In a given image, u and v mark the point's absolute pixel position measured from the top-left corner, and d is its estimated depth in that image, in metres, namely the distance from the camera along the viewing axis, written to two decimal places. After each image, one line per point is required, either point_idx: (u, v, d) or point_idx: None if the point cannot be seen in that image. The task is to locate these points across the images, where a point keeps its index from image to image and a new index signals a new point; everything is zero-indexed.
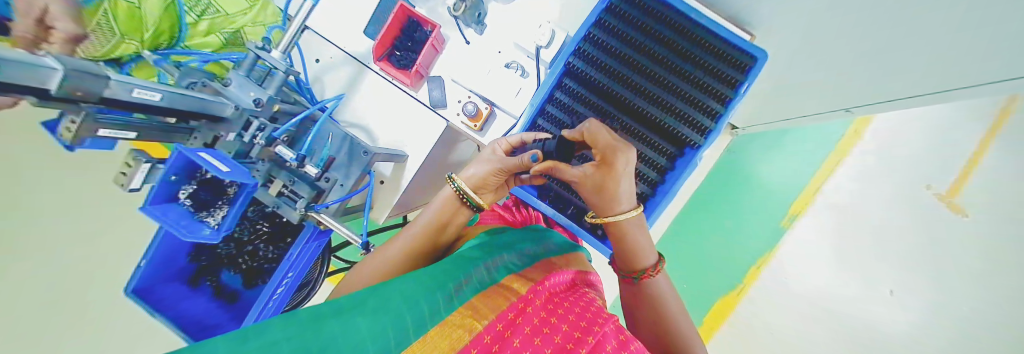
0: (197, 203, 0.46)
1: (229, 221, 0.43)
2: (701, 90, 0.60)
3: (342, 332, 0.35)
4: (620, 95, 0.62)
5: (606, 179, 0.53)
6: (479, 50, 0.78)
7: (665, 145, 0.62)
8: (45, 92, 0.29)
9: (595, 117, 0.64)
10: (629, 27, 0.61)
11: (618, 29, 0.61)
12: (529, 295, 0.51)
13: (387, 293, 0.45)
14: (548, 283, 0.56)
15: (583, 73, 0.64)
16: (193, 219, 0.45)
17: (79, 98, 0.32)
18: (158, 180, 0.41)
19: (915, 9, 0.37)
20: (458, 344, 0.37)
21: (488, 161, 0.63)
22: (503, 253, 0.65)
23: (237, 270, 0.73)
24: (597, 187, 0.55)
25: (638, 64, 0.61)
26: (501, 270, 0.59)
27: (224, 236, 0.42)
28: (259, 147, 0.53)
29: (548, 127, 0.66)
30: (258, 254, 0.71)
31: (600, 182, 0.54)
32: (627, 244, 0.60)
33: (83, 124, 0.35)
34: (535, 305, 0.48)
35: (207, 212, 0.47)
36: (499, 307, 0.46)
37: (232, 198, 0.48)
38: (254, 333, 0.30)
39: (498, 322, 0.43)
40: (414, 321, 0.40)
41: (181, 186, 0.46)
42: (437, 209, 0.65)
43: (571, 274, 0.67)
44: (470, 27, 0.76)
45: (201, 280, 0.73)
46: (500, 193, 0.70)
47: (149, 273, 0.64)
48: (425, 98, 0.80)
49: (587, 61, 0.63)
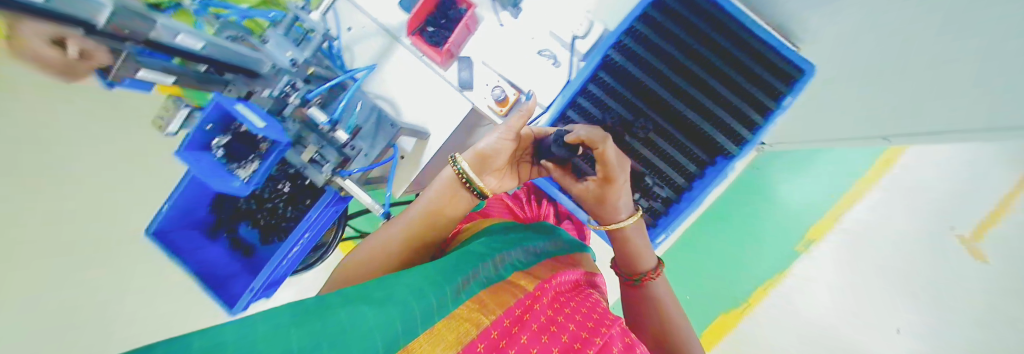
0: (229, 154, 0.46)
1: (258, 175, 0.44)
2: (739, 97, 0.58)
3: (351, 320, 0.34)
4: (657, 95, 0.60)
5: (606, 193, 0.57)
6: (512, 34, 0.76)
7: (696, 151, 0.60)
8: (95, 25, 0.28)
9: (628, 115, 0.62)
10: (676, 25, 0.59)
11: (663, 25, 0.59)
12: (536, 291, 0.50)
13: (394, 284, 0.45)
14: (555, 282, 0.55)
15: (621, 67, 0.62)
16: (225, 170, 0.45)
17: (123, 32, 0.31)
18: (193, 128, 0.42)
19: (970, 56, 0.35)
20: (464, 339, 0.37)
21: (497, 138, 0.61)
22: (510, 248, 0.64)
23: (254, 225, 0.74)
24: (597, 200, 0.59)
25: (679, 63, 0.59)
26: (509, 264, 0.58)
27: (252, 189, 0.43)
28: (293, 107, 0.52)
29: (576, 119, 0.64)
30: (276, 212, 0.72)
31: (599, 195, 0.58)
32: (628, 244, 0.60)
33: (124, 64, 0.34)
34: (542, 303, 0.48)
35: (238, 164, 0.46)
36: (505, 302, 0.45)
37: (263, 153, 0.46)
38: (260, 322, 0.30)
39: (505, 317, 0.42)
40: (421, 313, 0.39)
41: (215, 136, 0.45)
42: (435, 194, 0.63)
43: (578, 273, 0.67)
44: (505, 10, 0.74)
45: (218, 231, 0.75)
46: (504, 181, 0.68)
47: (170, 218, 0.65)
48: (454, 79, 0.79)
49: (627, 56, 0.61)
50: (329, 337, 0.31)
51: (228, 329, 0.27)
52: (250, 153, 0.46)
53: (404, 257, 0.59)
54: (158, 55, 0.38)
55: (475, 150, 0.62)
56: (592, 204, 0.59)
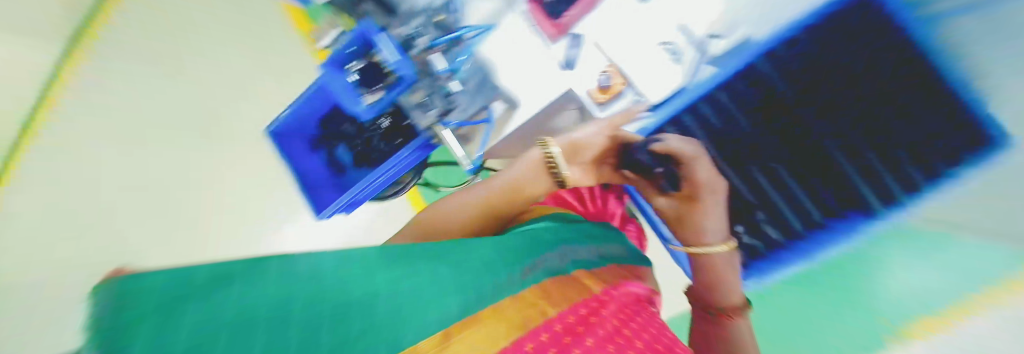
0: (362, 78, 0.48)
1: (379, 105, 0.45)
2: (904, 146, 0.45)
3: (389, 281, 0.32)
4: (798, 119, 0.55)
5: (688, 211, 0.62)
6: (638, 16, 0.68)
7: (826, 196, 0.54)
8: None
9: (752, 129, 0.60)
10: (851, 44, 0.49)
11: (834, 41, 0.51)
12: (602, 297, 0.44)
13: (460, 251, 0.44)
14: (623, 290, 0.49)
15: (764, 80, 0.59)
16: (354, 92, 0.47)
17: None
18: (344, 49, 0.47)
19: None
20: (509, 338, 0.32)
21: (596, 133, 0.63)
22: (576, 244, 0.58)
23: (351, 147, 0.80)
24: (677, 217, 0.63)
25: (841, 90, 0.49)
26: (576, 259, 0.52)
27: (375, 114, 0.46)
28: (419, 49, 0.53)
29: (693, 123, 0.67)
30: (370, 143, 0.79)
31: (683, 212, 0.63)
32: (714, 271, 0.57)
33: None
34: (609, 309, 0.42)
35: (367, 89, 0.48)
36: (569, 301, 0.40)
37: (391, 84, 0.47)
38: (284, 267, 0.26)
39: (567, 317, 0.37)
40: (472, 293, 0.36)
41: (353, 59, 0.48)
42: (521, 170, 0.62)
43: (648, 288, 0.58)
44: None
45: (321, 145, 0.83)
46: (587, 175, 0.65)
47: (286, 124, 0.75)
48: (559, 55, 0.74)
49: (776, 71, 0.57)
50: (365, 288, 0.29)
51: (261, 264, 0.25)
52: (376, 82, 0.48)
53: (475, 222, 0.59)
54: None
55: (571, 140, 0.62)
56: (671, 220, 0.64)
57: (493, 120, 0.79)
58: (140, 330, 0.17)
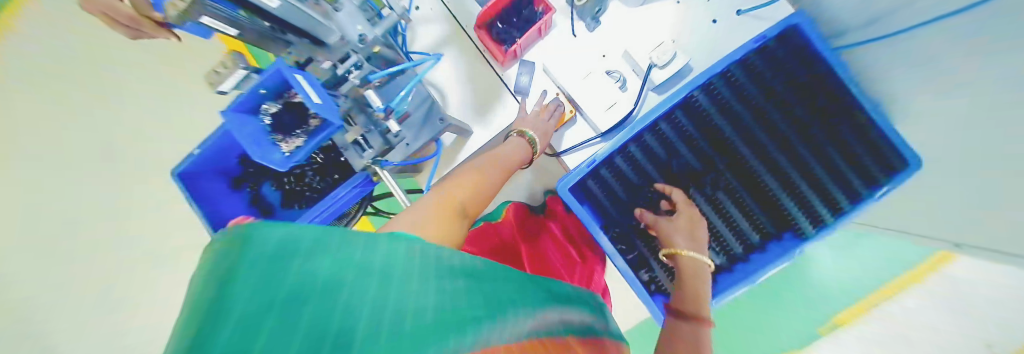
0: (276, 123, 0.44)
1: (300, 156, 0.41)
2: (830, 175, 0.49)
3: (385, 280, 0.25)
4: (736, 149, 0.55)
5: (692, 222, 0.53)
6: (583, 47, 0.71)
7: (763, 221, 0.55)
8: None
9: (695, 163, 0.58)
10: (776, 79, 0.52)
11: (761, 73, 0.53)
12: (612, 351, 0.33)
13: (489, 277, 0.34)
14: None
15: (704, 113, 0.57)
16: (267, 139, 0.43)
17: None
18: (247, 90, 0.41)
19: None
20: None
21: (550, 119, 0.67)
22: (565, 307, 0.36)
23: (279, 185, 0.75)
24: (689, 230, 0.52)
25: (774, 125, 0.53)
26: (571, 324, 0.33)
27: (291, 166, 0.41)
28: (352, 84, 0.49)
29: (639, 156, 0.61)
30: (304, 180, 0.73)
31: (686, 223, 0.53)
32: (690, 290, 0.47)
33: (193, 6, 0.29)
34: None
35: (282, 136, 0.44)
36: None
37: (311, 130, 0.45)
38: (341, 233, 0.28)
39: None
40: (444, 312, 0.24)
41: (267, 102, 0.44)
42: (509, 150, 0.56)
43: None
44: (582, 20, 0.70)
45: (242, 184, 0.76)
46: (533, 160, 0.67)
47: (198, 163, 0.68)
48: (510, 81, 0.75)
49: (713, 103, 0.56)
50: (348, 272, 0.25)
51: (352, 234, 0.28)
52: (298, 127, 0.45)
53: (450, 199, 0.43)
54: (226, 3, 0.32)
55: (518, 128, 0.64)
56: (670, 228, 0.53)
57: (438, 153, 0.73)
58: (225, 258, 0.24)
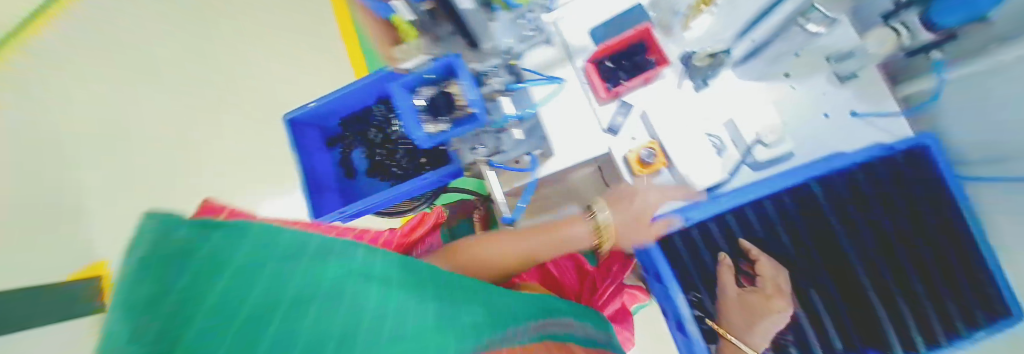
0: (428, 105, 0.47)
1: (448, 137, 0.45)
2: (935, 308, 0.48)
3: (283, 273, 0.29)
4: (843, 250, 0.54)
5: (765, 302, 0.53)
6: (688, 105, 0.73)
7: (856, 340, 0.52)
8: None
9: (793, 253, 0.56)
10: (896, 193, 0.52)
11: (882, 180, 0.52)
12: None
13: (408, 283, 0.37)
14: None
15: (813, 200, 0.55)
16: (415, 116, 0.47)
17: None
18: (419, 72, 0.47)
19: None
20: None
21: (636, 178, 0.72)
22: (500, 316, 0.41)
23: (369, 154, 0.80)
24: (746, 309, 0.54)
25: (889, 241, 0.52)
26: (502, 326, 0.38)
27: (432, 144, 0.44)
28: (493, 88, 0.53)
29: (733, 226, 0.59)
30: (394, 156, 0.78)
31: (755, 301, 0.54)
32: None
33: None
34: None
35: (429, 117, 0.47)
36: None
37: (455, 117, 0.47)
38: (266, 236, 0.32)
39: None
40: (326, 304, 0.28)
41: (427, 86, 0.48)
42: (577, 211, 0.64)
43: None
44: (692, 80, 0.72)
45: (336, 143, 0.84)
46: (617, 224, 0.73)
47: (308, 115, 0.77)
48: (604, 118, 0.76)
49: (824, 191, 0.55)
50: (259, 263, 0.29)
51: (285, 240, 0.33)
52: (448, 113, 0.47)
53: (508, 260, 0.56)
54: None
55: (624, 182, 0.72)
56: (737, 308, 0.55)
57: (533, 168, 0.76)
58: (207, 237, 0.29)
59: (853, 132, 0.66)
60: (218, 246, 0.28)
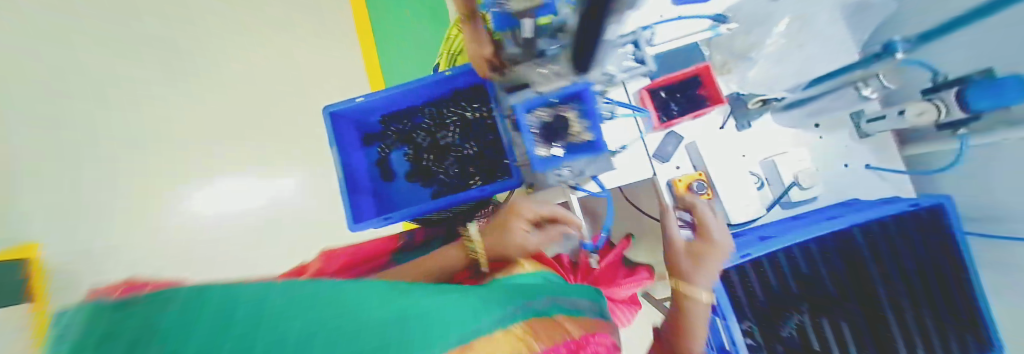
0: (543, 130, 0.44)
1: (561, 164, 0.43)
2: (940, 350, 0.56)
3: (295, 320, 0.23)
4: (875, 296, 0.59)
5: (705, 252, 0.60)
6: (730, 142, 0.78)
7: None
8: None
9: (833, 295, 0.61)
10: (923, 248, 0.58)
11: (914, 236, 0.58)
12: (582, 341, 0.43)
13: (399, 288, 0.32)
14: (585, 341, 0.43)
15: (856, 248, 0.60)
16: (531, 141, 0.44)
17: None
18: (543, 96, 0.43)
19: None
20: None
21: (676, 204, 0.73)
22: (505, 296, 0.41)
23: (412, 157, 0.76)
24: (692, 257, 0.60)
25: (911, 289, 0.58)
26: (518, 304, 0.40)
27: (548, 170, 0.43)
28: None
29: (784, 266, 0.62)
30: (440, 162, 0.74)
31: (695, 249, 0.61)
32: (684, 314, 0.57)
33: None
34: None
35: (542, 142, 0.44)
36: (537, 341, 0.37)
37: (570, 145, 0.44)
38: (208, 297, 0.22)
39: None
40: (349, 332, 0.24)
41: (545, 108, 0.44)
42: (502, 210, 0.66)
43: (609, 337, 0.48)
44: (737, 119, 0.77)
45: (373, 141, 0.78)
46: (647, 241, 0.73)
47: (352, 109, 0.71)
48: (653, 145, 0.79)
49: (867, 240, 0.60)
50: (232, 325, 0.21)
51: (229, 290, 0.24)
52: (559, 137, 0.44)
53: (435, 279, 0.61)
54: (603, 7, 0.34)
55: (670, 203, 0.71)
56: (684, 258, 0.61)
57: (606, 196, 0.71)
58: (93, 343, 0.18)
59: (867, 182, 0.76)
60: (150, 332, 0.19)
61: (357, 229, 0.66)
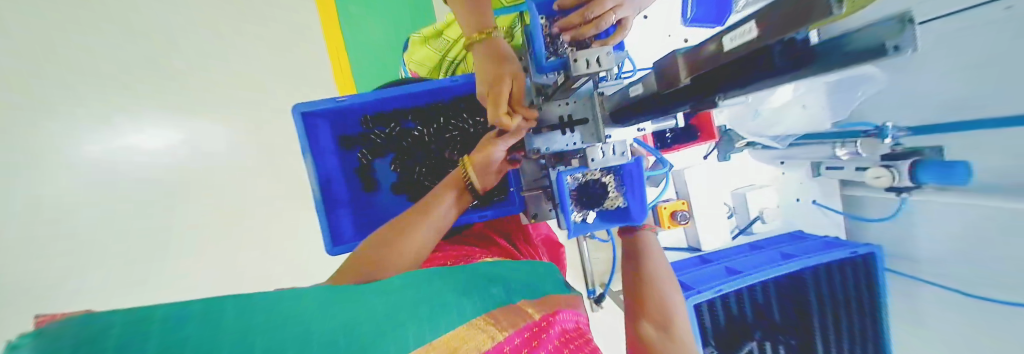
0: (581, 188, 0.42)
1: (592, 232, 0.42)
2: None
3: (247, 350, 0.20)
4: (811, 323, 0.73)
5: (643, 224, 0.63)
6: (711, 172, 0.84)
7: None
8: (690, 68, 0.26)
9: (780, 322, 0.77)
10: (842, 282, 0.70)
11: (839, 274, 0.70)
12: (543, 323, 0.41)
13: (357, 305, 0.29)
14: (556, 325, 0.42)
15: (802, 283, 0.74)
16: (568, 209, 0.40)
17: (730, 91, 0.25)
18: (578, 168, 0.39)
19: None
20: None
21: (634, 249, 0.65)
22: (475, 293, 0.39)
23: (397, 167, 0.68)
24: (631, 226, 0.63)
25: (835, 317, 0.71)
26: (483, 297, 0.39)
27: (573, 236, 0.41)
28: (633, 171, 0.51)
29: (746, 295, 0.77)
30: (432, 174, 0.67)
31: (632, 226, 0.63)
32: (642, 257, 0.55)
33: (681, 84, 0.28)
34: (550, 338, 0.40)
35: (578, 206, 0.42)
36: (499, 333, 0.35)
37: (606, 209, 0.43)
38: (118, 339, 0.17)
39: (504, 346, 0.35)
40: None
41: (585, 172, 0.40)
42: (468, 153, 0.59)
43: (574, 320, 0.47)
44: (721, 153, 0.82)
45: (352, 145, 0.68)
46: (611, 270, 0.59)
47: (330, 109, 0.60)
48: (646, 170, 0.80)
49: (804, 279, 0.73)
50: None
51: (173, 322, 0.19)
52: (596, 202, 0.42)
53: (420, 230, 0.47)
54: (670, 104, 0.31)
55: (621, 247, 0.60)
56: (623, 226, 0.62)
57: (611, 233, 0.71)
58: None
59: (813, 217, 0.86)
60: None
61: (334, 253, 0.61)
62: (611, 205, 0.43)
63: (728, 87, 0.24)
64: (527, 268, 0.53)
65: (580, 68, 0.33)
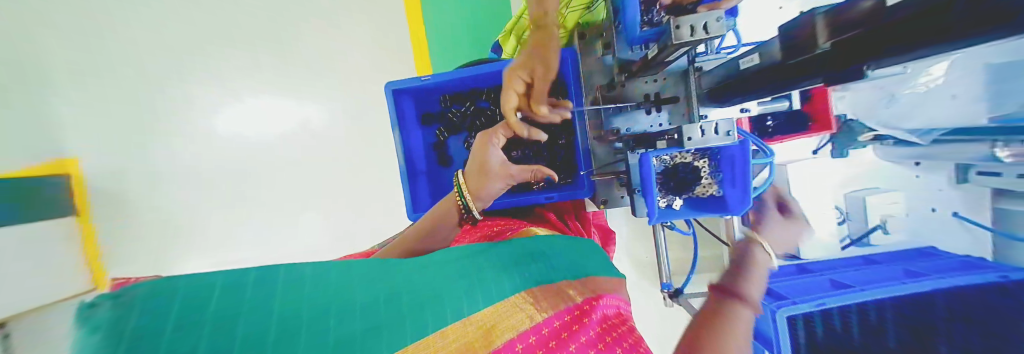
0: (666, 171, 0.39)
1: (676, 220, 0.39)
2: None
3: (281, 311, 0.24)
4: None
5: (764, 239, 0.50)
6: (822, 169, 0.71)
7: None
8: (830, 28, 0.22)
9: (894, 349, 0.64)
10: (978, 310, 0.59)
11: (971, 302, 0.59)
12: (585, 307, 0.37)
13: (395, 275, 0.32)
14: (598, 304, 0.38)
15: (929, 305, 0.61)
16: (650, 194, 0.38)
17: (891, 57, 0.20)
18: (650, 154, 0.36)
19: None
20: None
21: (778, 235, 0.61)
22: (513, 272, 0.39)
23: (470, 144, 0.71)
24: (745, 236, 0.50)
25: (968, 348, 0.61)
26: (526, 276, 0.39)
27: (653, 221, 0.38)
28: None
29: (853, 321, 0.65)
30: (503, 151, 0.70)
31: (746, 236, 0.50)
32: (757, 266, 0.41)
33: (820, 51, 0.23)
34: (592, 324, 0.35)
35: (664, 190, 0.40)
36: (538, 313, 0.35)
37: (695, 197, 0.40)
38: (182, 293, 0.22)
39: (543, 328, 0.33)
40: (333, 325, 0.25)
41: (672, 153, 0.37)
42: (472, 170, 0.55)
43: (621, 310, 0.41)
44: (837, 147, 0.70)
45: (432, 122, 0.73)
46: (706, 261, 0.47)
47: (415, 87, 0.65)
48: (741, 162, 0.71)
49: (926, 303, 0.61)
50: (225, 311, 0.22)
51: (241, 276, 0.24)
52: (683, 188, 0.40)
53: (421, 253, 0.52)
54: (801, 79, 0.27)
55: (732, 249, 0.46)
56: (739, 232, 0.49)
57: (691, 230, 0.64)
58: (141, 324, 0.20)
59: (950, 232, 0.69)
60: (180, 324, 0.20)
61: (414, 218, 0.66)
62: (703, 192, 0.39)
63: (885, 51, 0.20)
64: (576, 248, 0.51)
65: (682, 36, 0.30)
